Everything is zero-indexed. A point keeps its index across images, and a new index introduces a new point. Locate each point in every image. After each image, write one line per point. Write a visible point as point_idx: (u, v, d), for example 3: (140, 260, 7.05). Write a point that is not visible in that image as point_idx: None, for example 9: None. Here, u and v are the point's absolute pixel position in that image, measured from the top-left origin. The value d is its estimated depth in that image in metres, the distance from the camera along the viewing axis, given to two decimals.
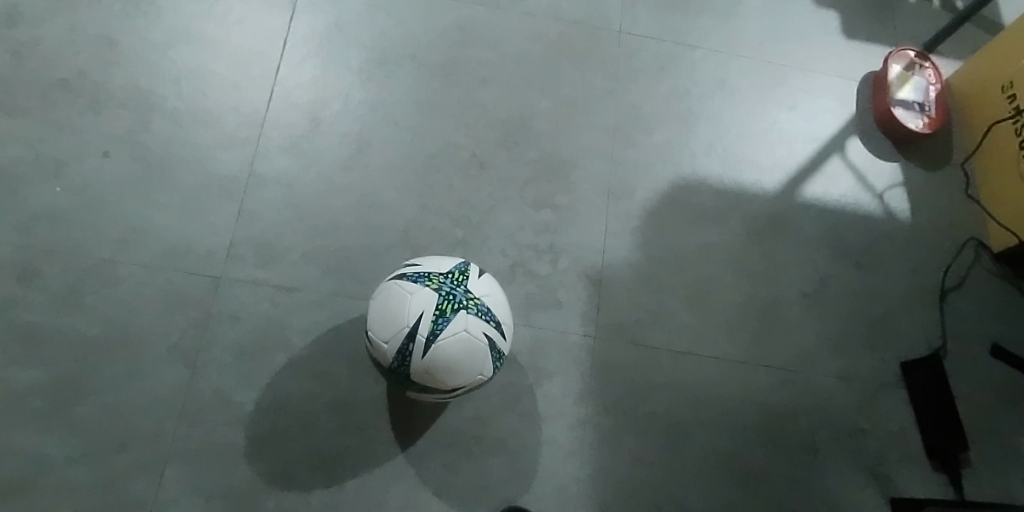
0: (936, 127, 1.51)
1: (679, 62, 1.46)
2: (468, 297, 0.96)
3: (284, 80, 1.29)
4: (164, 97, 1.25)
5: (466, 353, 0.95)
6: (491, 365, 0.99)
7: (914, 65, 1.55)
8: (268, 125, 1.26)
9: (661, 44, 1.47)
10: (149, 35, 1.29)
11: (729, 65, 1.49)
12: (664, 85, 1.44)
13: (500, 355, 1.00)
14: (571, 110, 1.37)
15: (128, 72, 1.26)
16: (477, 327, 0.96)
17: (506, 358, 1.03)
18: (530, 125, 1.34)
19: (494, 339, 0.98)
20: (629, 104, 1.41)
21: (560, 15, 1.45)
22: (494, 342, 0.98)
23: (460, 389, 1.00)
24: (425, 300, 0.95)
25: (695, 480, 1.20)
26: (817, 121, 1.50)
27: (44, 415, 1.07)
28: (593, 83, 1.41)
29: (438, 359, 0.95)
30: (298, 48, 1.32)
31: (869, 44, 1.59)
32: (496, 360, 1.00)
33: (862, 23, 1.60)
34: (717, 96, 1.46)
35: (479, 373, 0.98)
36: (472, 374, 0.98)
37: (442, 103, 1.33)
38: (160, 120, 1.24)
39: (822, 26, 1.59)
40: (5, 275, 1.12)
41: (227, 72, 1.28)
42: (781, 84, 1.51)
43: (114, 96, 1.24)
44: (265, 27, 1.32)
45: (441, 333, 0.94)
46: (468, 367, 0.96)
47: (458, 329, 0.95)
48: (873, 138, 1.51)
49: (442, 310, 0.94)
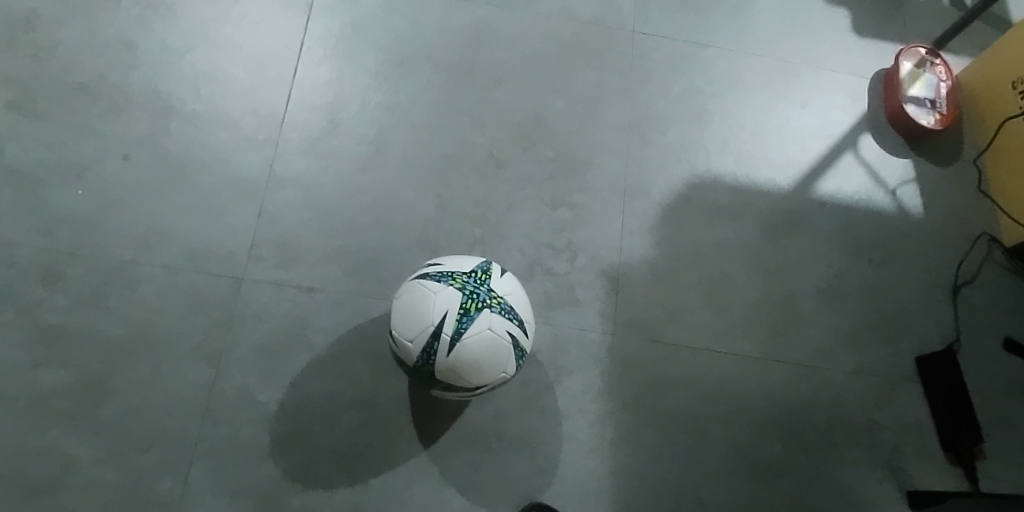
0: (948, 123, 1.52)
1: (691, 60, 1.47)
2: (491, 296, 0.97)
3: (302, 82, 1.30)
4: (183, 100, 1.26)
5: (490, 351, 0.96)
6: (514, 362, 1.00)
7: (925, 62, 1.56)
8: (286, 127, 1.27)
9: (673, 43, 1.48)
10: (167, 38, 1.30)
11: (741, 63, 1.50)
12: (678, 84, 1.45)
13: (523, 353, 1.01)
14: (586, 109, 1.38)
15: (147, 76, 1.27)
16: (500, 325, 0.97)
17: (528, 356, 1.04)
18: (545, 124, 1.35)
19: (517, 337, 0.99)
20: (643, 102, 1.42)
21: (573, 15, 1.46)
22: (517, 340, 0.99)
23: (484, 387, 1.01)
24: (449, 300, 0.95)
25: (715, 475, 1.21)
26: (828, 118, 1.51)
27: (70, 417, 1.08)
28: (607, 82, 1.42)
29: (462, 358, 0.95)
30: (315, 50, 1.33)
31: (879, 42, 1.60)
32: (519, 358, 1.01)
33: (872, 21, 1.61)
34: (729, 94, 1.47)
35: (503, 372, 0.99)
36: (496, 373, 0.98)
37: (458, 104, 1.34)
38: (179, 123, 1.25)
39: (833, 24, 1.60)
40: (29, 277, 1.13)
41: (246, 75, 1.30)
42: (793, 82, 1.52)
43: (133, 99, 1.25)
44: (282, 29, 1.34)
45: (466, 332, 0.95)
46: (493, 366, 0.97)
47: (482, 328, 0.95)
48: (885, 134, 1.52)
49: (466, 308, 0.95)
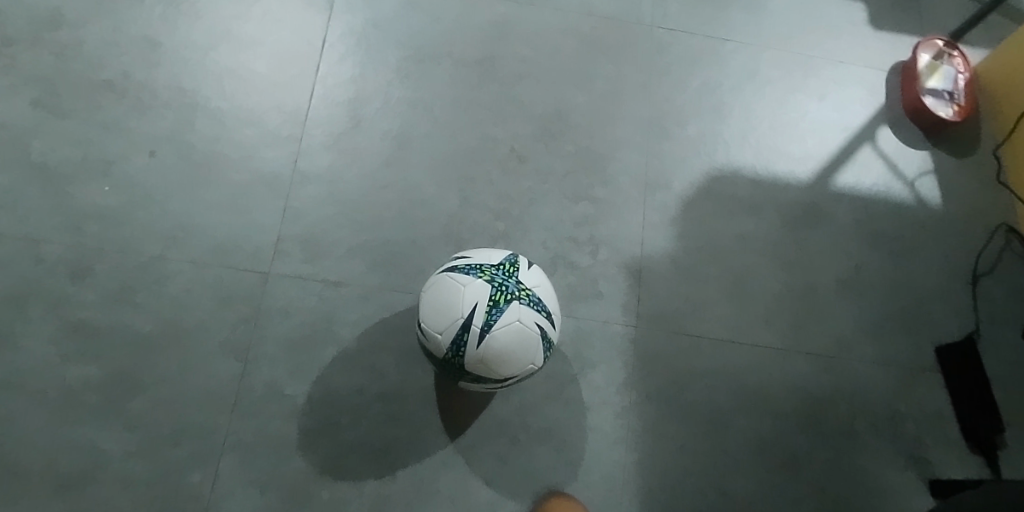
0: (966, 115, 1.52)
1: (710, 55, 1.48)
2: (520, 288, 0.98)
3: (325, 78, 1.32)
4: (207, 97, 1.27)
5: (519, 343, 0.97)
6: (542, 354, 1.00)
7: (943, 54, 1.56)
8: (310, 123, 1.28)
9: (692, 38, 1.49)
10: (191, 36, 1.31)
11: (759, 57, 1.51)
12: (696, 78, 1.46)
13: (550, 345, 1.02)
14: (606, 104, 1.39)
15: (171, 73, 1.28)
16: (529, 317, 0.97)
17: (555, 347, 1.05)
18: (566, 119, 1.37)
19: (545, 329, 1.00)
20: (663, 96, 1.43)
21: (592, 11, 1.47)
22: (545, 332, 1.00)
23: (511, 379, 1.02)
24: (478, 292, 0.96)
25: (738, 465, 1.21)
26: (846, 111, 1.52)
27: (100, 411, 1.09)
28: (626, 76, 1.43)
29: (491, 349, 0.96)
30: (337, 47, 1.34)
31: (896, 35, 1.61)
32: (547, 350, 1.01)
33: (888, 14, 1.62)
34: (748, 88, 1.48)
35: (531, 363, 0.99)
36: (524, 364, 0.99)
37: (480, 99, 1.35)
38: (204, 119, 1.26)
39: (849, 17, 1.60)
40: (58, 273, 1.14)
41: (269, 71, 1.31)
42: (810, 75, 1.53)
43: (158, 96, 1.26)
44: (304, 27, 1.35)
45: (495, 324, 0.95)
46: (521, 357, 0.98)
47: (511, 320, 0.96)
48: (903, 127, 1.52)
49: (495, 300, 0.95)
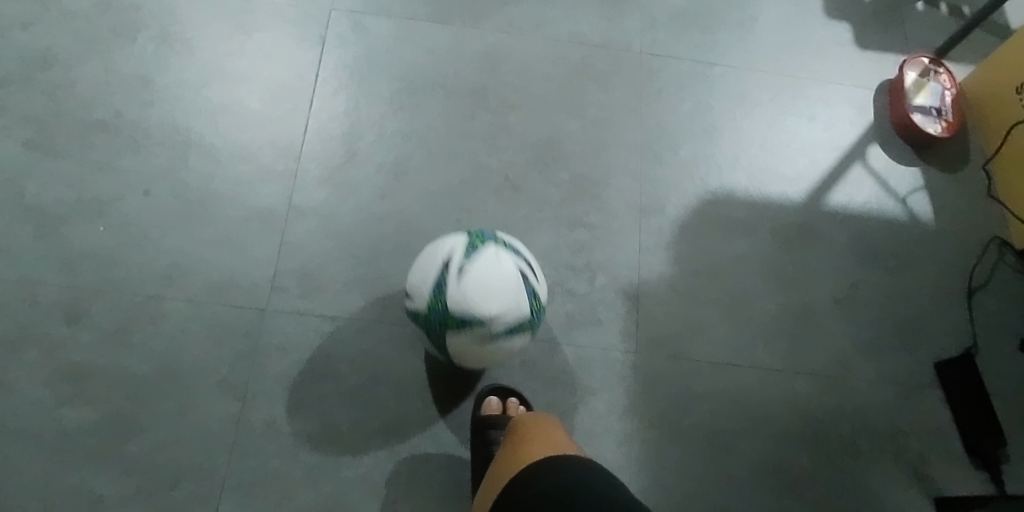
0: (954, 130, 1.53)
1: (699, 79, 1.50)
2: (494, 236, 0.99)
3: (319, 113, 1.33)
4: (201, 134, 1.27)
5: (498, 275, 0.95)
6: (526, 296, 0.98)
7: (929, 71, 1.57)
8: (304, 157, 1.28)
9: (681, 63, 1.50)
10: (183, 73, 1.32)
11: (748, 80, 1.53)
12: (687, 103, 1.47)
13: (536, 296, 0.99)
14: (598, 130, 1.41)
15: (165, 111, 1.28)
16: (505, 257, 0.97)
17: (545, 307, 1.02)
18: (559, 147, 1.38)
19: (525, 273, 0.98)
20: (655, 122, 1.44)
21: (581, 38, 1.49)
22: (527, 275, 0.98)
23: (501, 333, 0.97)
24: (455, 241, 0.97)
25: (742, 488, 1.20)
26: (836, 130, 1.53)
27: (97, 454, 1.07)
28: (618, 102, 1.44)
29: (471, 283, 0.94)
30: (330, 81, 1.36)
31: (882, 53, 1.63)
32: (533, 297, 0.99)
33: (873, 33, 1.64)
34: (737, 111, 1.49)
35: (515, 303, 0.96)
36: (508, 304, 0.96)
37: (473, 129, 1.36)
38: (198, 156, 1.26)
39: (835, 37, 1.62)
40: (53, 315, 1.13)
41: (263, 107, 1.31)
42: (799, 96, 1.54)
43: (152, 134, 1.26)
44: (297, 62, 1.36)
45: (472, 259, 0.95)
46: (504, 292, 0.95)
47: (488, 258, 0.96)
48: (892, 144, 1.53)
49: (472, 242, 0.96)
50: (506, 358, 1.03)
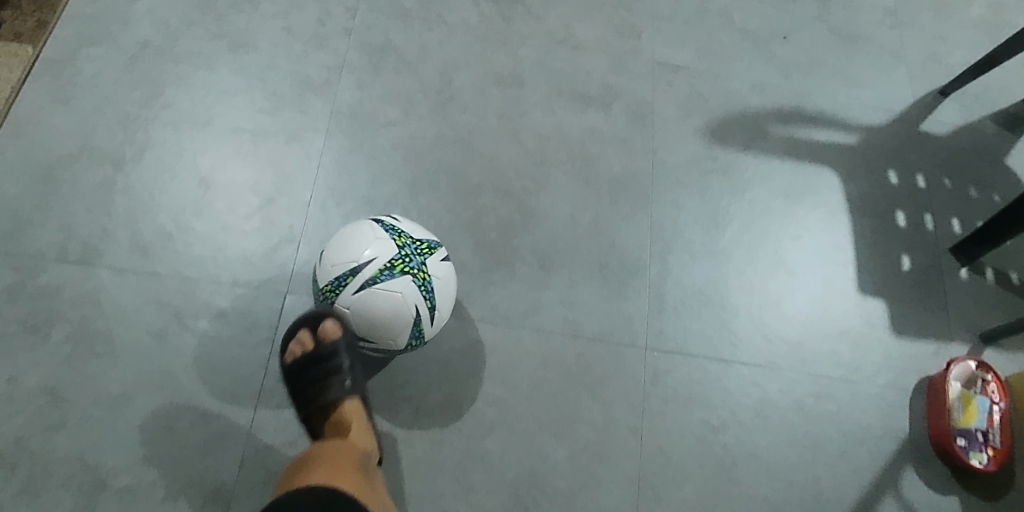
0: (1000, 460, 1.28)
1: (710, 383, 1.25)
2: (421, 268, 1.00)
3: (259, 439, 1.11)
4: (116, 471, 1.07)
5: (393, 314, 0.99)
6: (406, 337, 1.02)
7: (975, 379, 1.32)
8: (235, 504, 1.07)
9: (692, 360, 1.26)
10: (103, 383, 1.11)
11: (770, 379, 1.28)
12: (696, 416, 1.23)
13: (419, 334, 1.03)
14: (589, 457, 1.17)
15: (75, 439, 1.08)
16: (414, 297, 0.99)
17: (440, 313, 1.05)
18: (543, 483, 1.15)
19: (421, 314, 1.01)
20: (657, 445, 1.20)
21: (578, 330, 1.25)
22: (419, 322, 1.01)
23: (390, 325, 1.00)
24: (385, 247, 0.99)
25: None
26: (867, 444, 1.28)
27: None
28: (616, 419, 1.20)
29: (365, 304, 0.99)
30: (278, 392, 1.14)
31: (921, 339, 1.38)
32: (413, 337, 1.03)
33: (915, 314, 1.40)
34: (757, 425, 1.24)
35: (391, 340, 1.02)
36: (385, 339, 1.02)
37: (440, 460, 1.14)
38: (108, 503, 1.05)
39: (872, 318, 1.38)
40: None
41: (192, 429, 1.11)
42: (828, 397, 1.29)
43: (56, 471, 1.06)
44: (238, 364, 1.15)
45: (381, 280, 0.98)
46: (388, 329, 1.00)
47: (396, 290, 0.99)
48: (932, 466, 1.28)
49: (393, 263, 0.99)
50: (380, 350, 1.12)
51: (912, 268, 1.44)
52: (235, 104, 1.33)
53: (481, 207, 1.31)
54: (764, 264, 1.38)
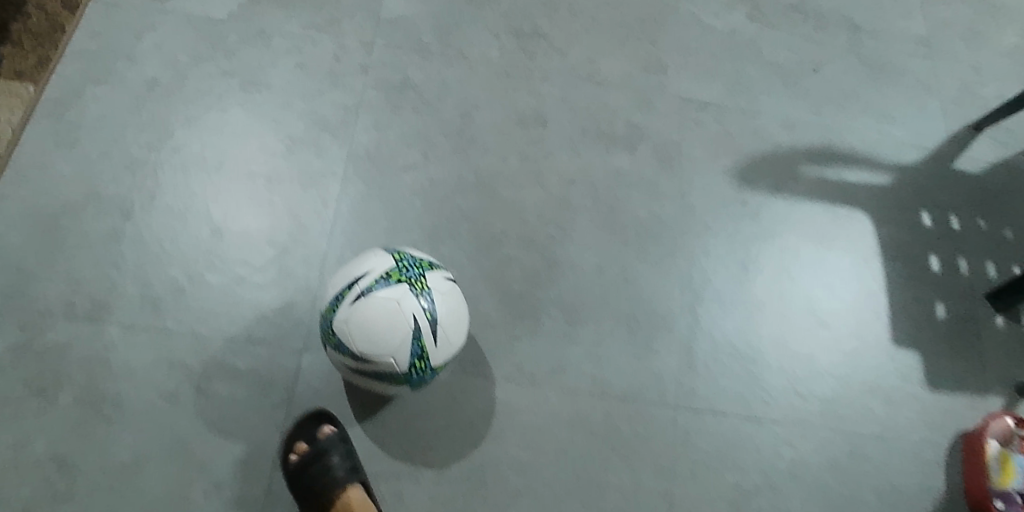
0: None
1: (742, 443, 1.21)
2: (418, 279, 1.00)
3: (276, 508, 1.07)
4: None
5: (390, 324, 0.96)
6: (408, 355, 0.98)
7: (1014, 436, 1.26)
8: None
9: (724, 418, 1.22)
10: (112, 450, 1.06)
11: (804, 438, 1.24)
12: (728, 479, 1.18)
13: (422, 352, 0.99)
14: None
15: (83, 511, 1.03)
16: (410, 304, 0.97)
17: (444, 330, 1.00)
18: None
19: (420, 324, 0.98)
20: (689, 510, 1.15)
21: (606, 388, 1.20)
22: (420, 335, 0.98)
23: (386, 336, 0.96)
24: (381, 260, 1.00)
25: None
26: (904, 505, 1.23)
27: None
28: (646, 483, 1.16)
29: (362, 316, 0.97)
30: None
31: (957, 392, 1.33)
32: (415, 355, 0.98)
33: (951, 365, 1.35)
34: (790, 488, 1.20)
35: (391, 356, 0.97)
36: (385, 356, 0.98)
37: None
38: None
39: (907, 370, 1.33)
40: None
41: (206, 498, 1.06)
42: (863, 456, 1.25)
43: None
44: (253, 427, 1.10)
45: (377, 287, 0.98)
46: (386, 342, 0.97)
47: (392, 298, 0.97)
48: None
49: (388, 272, 0.99)
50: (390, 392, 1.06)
51: (947, 317, 1.39)
52: (249, 148, 1.28)
53: (504, 257, 1.26)
54: (795, 315, 1.33)
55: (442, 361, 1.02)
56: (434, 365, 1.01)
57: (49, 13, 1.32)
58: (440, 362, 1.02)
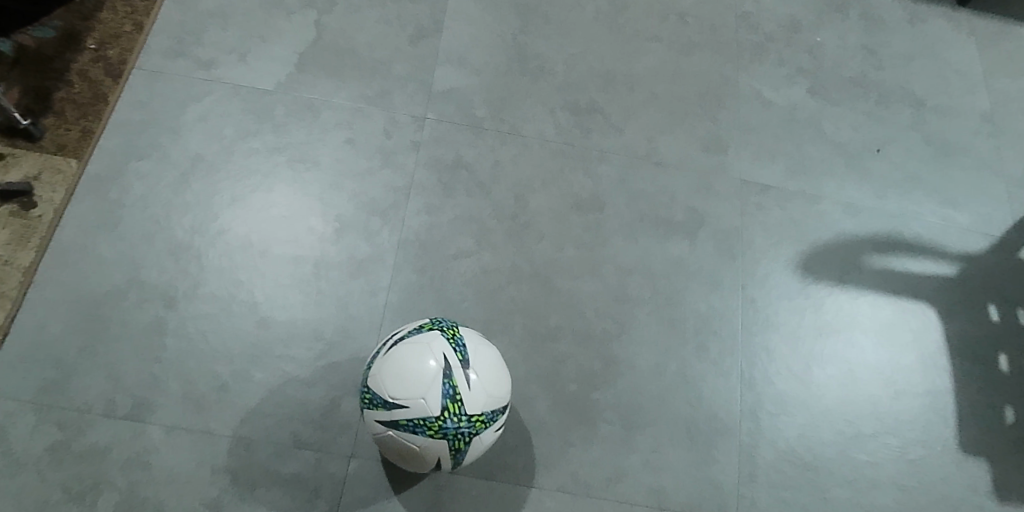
0: None
1: None
2: (451, 328, 0.98)
3: None
4: None
5: (419, 362, 0.92)
6: (439, 396, 0.91)
7: None
8: None
9: None
10: None
11: None
12: None
13: (454, 393, 0.91)
14: None
15: None
16: (440, 345, 0.94)
17: (480, 378, 0.93)
18: None
19: (450, 362, 0.93)
20: None
21: (664, 501, 1.15)
22: (450, 373, 0.91)
23: (416, 374, 0.91)
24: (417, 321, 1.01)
25: None
26: None
27: None
28: None
29: (392, 360, 0.94)
30: None
31: None
32: (447, 395, 0.91)
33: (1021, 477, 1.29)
34: None
35: (422, 396, 0.90)
36: (415, 399, 0.91)
37: None
38: None
39: (973, 480, 1.28)
40: None
41: None
42: None
43: None
44: None
45: (408, 335, 0.96)
46: (415, 381, 0.91)
47: (423, 340, 0.95)
48: None
49: (421, 325, 0.99)
50: (431, 462, 0.94)
51: (1016, 423, 1.33)
52: (295, 232, 1.22)
53: (559, 355, 1.21)
54: (858, 417, 1.29)
55: (482, 413, 0.93)
56: (472, 415, 0.92)
57: (93, 80, 1.28)
58: (480, 414, 0.93)
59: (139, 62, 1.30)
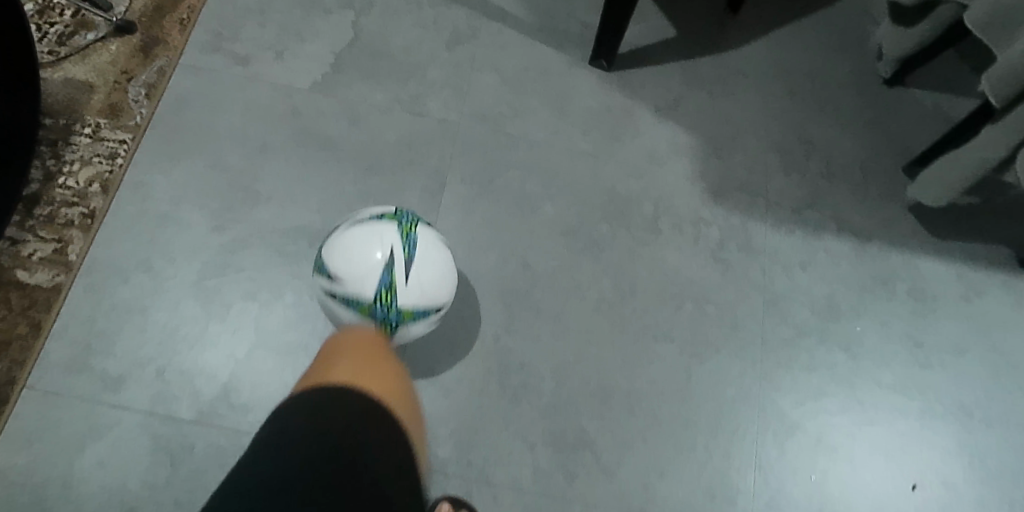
0: None
1: None
2: (410, 223, 1.00)
3: None
4: None
5: (364, 252, 0.96)
6: (374, 286, 0.95)
7: None
8: None
9: None
10: None
11: None
12: None
13: (389, 285, 0.95)
14: None
15: None
16: (390, 240, 0.97)
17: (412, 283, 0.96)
18: None
19: (395, 252, 0.96)
20: None
21: None
22: (388, 278, 0.95)
23: (358, 258, 0.95)
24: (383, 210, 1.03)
25: None
26: None
27: None
28: None
29: (342, 240, 0.98)
30: None
31: None
32: (381, 285, 0.95)
33: None
34: None
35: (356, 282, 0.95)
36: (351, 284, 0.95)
37: None
38: None
39: None
40: None
41: None
42: None
43: None
44: None
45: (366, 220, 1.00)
46: (355, 266, 0.95)
47: (373, 231, 0.98)
48: None
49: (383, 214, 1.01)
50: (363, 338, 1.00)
51: None
52: None
53: None
54: None
55: (412, 312, 0.96)
56: (403, 310, 0.96)
57: None
58: (411, 315, 0.97)
59: (31, 379, 1.06)
